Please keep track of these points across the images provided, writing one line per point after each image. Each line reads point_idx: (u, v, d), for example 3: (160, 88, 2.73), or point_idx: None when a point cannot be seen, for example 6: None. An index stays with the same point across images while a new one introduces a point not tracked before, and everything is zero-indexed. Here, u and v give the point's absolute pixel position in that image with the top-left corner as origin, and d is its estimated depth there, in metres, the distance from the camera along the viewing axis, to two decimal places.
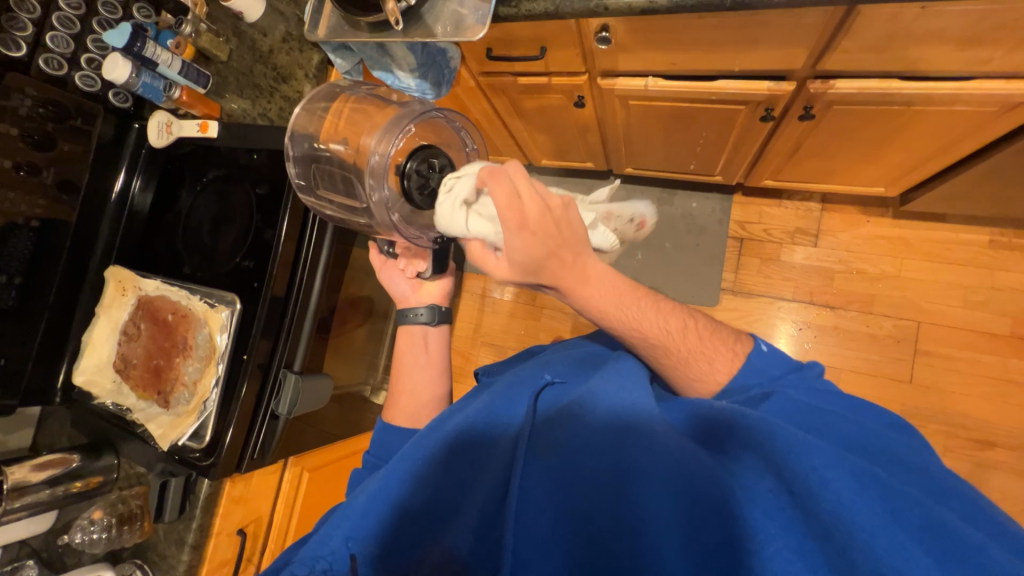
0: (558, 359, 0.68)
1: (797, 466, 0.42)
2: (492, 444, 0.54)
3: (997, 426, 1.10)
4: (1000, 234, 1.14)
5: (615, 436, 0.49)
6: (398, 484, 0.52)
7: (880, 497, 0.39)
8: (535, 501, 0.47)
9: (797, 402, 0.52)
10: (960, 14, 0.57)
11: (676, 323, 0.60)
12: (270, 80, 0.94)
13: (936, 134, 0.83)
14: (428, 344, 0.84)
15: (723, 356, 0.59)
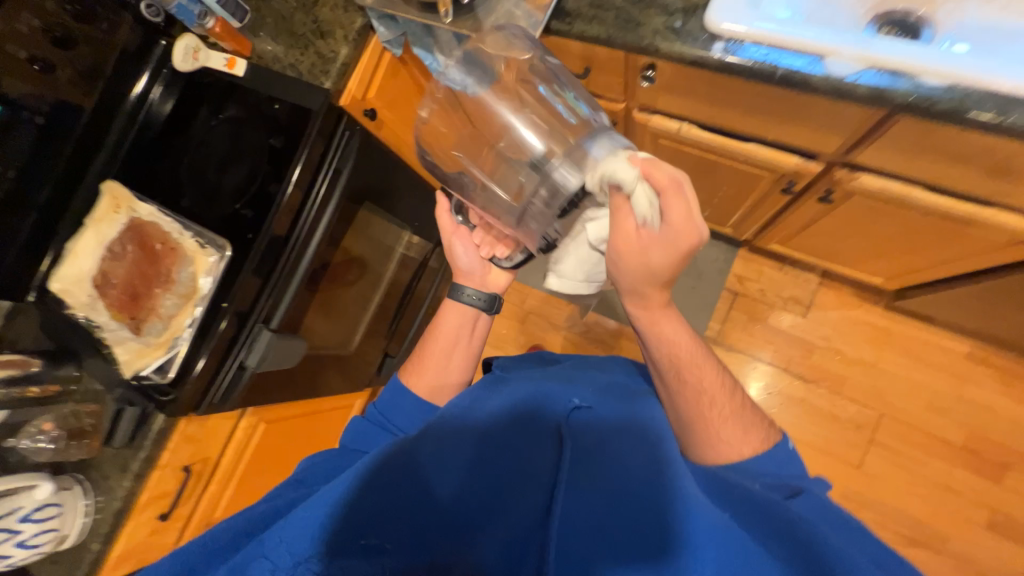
0: (585, 390, 0.72)
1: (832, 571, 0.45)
2: (522, 462, 0.59)
3: (925, 528, 1.14)
4: (979, 349, 1.17)
5: (642, 490, 0.54)
6: (428, 477, 0.55)
7: None
8: (562, 528, 0.52)
9: (810, 507, 0.56)
10: (994, 146, 0.58)
11: (718, 386, 0.68)
12: (308, 32, 0.89)
13: (943, 246, 0.84)
14: (475, 325, 0.87)
15: (753, 434, 0.66)
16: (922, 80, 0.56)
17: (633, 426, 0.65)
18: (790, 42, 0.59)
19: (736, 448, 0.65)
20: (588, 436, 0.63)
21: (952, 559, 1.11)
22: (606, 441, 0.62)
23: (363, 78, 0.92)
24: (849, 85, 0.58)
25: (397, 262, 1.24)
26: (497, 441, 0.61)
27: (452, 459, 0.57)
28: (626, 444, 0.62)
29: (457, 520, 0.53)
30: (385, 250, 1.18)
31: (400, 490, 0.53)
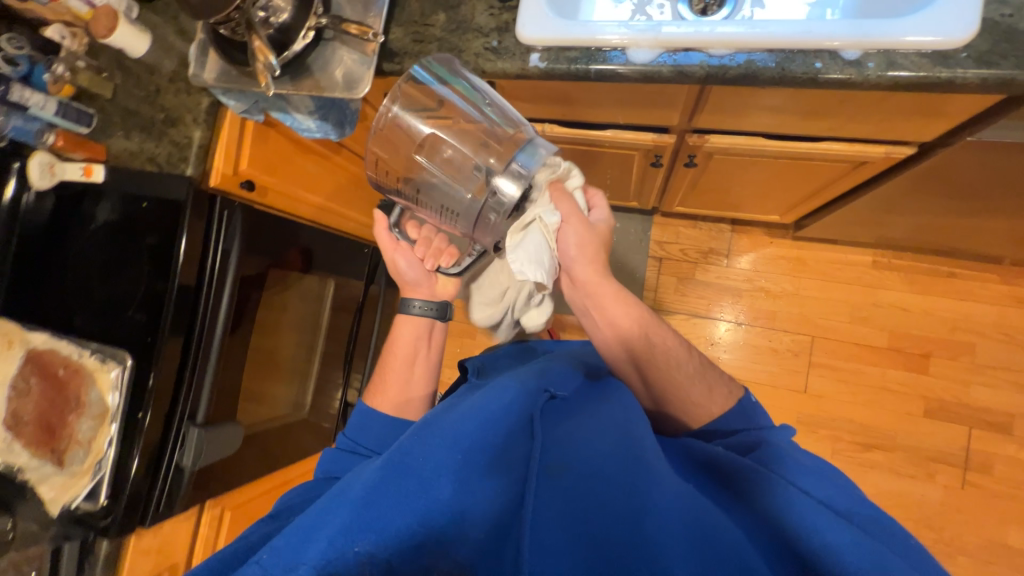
0: (561, 372, 0.66)
1: (814, 539, 0.44)
2: (505, 453, 0.50)
3: (876, 430, 1.21)
4: (881, 255, 1.25)
5: (630, 467, 0.50)
6: (398, 483, 0.44)
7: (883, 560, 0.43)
8: (558, 518, 0.45)
9: (785, 459, 0.56)
10: (797, 94, 0.62)
11: (678, 356, 0.71)
12: (160, 122, 0.89)
13: (807, 178, 0.90)
14: (431, 339, 0.85)
15: (719, 392, 0.70)
16: (713, 52, 0.59)
17: (610, 403, 0.61)
18: (592, 41, 0.63)
19: (705, 408, 0.68)
20: (565, 421, 0.56)
21: (904, 453, 1.19)
22: (585, 421, 0.56)
23: (227, 149, 0.91)
24: (653, 69, 0.61)
25: (330, 309, 1.24)
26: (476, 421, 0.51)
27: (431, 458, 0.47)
28: (606, 423, 0.56)
29: (442, 518, 0.43)
30: (313, 299, 1.19)
31: (375, 502, 0.43)
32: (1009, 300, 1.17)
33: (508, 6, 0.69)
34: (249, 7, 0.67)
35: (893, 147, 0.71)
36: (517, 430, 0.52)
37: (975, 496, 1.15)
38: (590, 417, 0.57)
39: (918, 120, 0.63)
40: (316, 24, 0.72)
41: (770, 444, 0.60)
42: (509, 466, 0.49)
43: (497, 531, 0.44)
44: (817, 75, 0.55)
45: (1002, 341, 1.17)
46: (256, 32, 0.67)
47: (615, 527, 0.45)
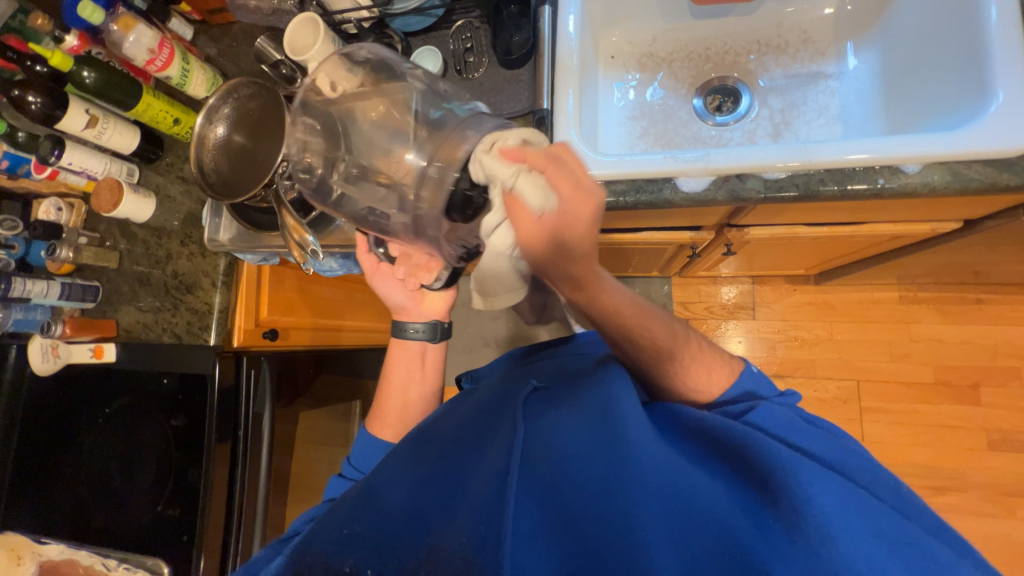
0: (549, 364, 0.68)
1: (784, 482, 0.43)
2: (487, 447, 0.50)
3: (943, 471, 1.18)
4: (906, 289, 1.26)
5: (607, 448, 0.47)
6: (380, 493, 0.49)
7: (862, 511, 0.41)
8: (530, 508, 0.43)
9: (778, 416, 0.53)
10: (848, 203, 0.62)
11: (679, 337, 0.60)
12: (173, 288, 0.83)
13: (844, 248, 0.89)
14: (425, 359, 0.77)
15: (720, 370, 0.61)
16: (769, 174, 0.59)
17: (596, 378, 0.58)
18: (639, 173, 0.61)
19: (703, 391, 0.60)
20: (545, 405, 0.54)
21: (979, 492, 1.15)
22: (568, 402, 0.54)
23: (248, 307, 0.87)
24: (707, 195, 0.61)
25: (356, 424, 1.15)
26: (459, 431, 0.56)
27: (426, 465, 0.52)
28: (591, 397, 0.54)
29: (399, 524, 0.45)
30: (337, 418, 1.10)
31: (361, 511, 0.47)
32: None
33: None
34: (277, 181, 0.63)
35: (940, 225, 0.72)
36: (499, 422, 0.53)
37: None
38: (564, 397, 0.56)
39: (964, 208, 0.63)
40: None
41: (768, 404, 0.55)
42: (490, 458, 0.48)
43: (473, 519, 0.42)
44: (881, 188, 0.56)
45: None
46: (286, 210, 0.61)
47: (594, 504, 0.43)
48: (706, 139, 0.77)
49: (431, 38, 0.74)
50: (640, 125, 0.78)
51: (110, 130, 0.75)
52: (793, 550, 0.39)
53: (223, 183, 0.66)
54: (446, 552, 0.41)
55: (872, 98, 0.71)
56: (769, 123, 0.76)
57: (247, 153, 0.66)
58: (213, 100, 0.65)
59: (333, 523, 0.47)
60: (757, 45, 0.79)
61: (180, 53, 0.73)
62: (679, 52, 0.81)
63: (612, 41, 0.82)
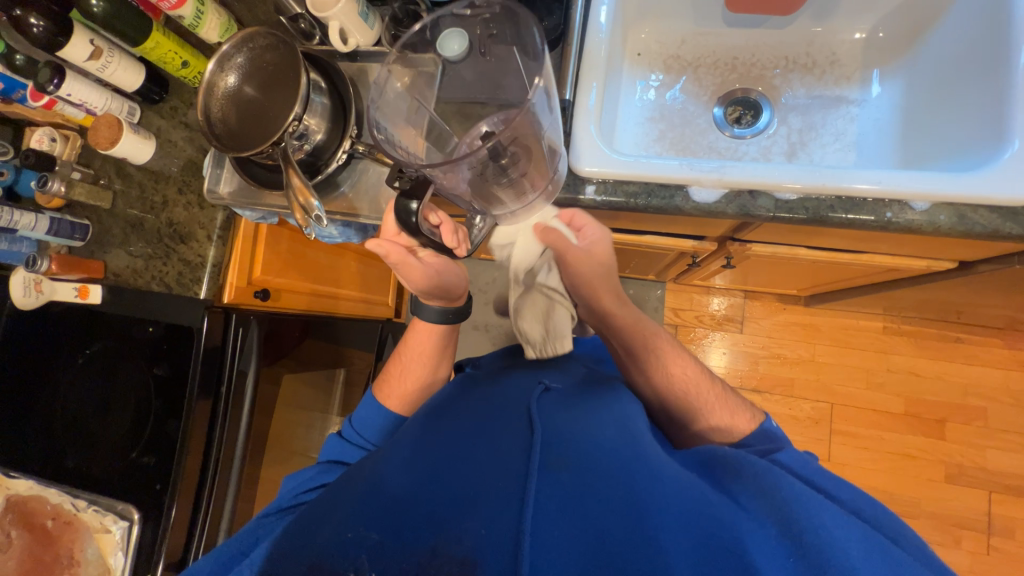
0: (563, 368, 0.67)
1: (804, 521, 0.43)
2: (500, 443, 0.49)
3: (901, 498, 1.22)
4: (891, 320, 1.29)
5: (627, 463, 0.46)
6: (387, 485, 0.46)
7: (882, 558, 0.41)
8: (548, 516, 0.41)
9: (801, 460, 0.53)
10: (853, 231, 0.63)
11: (699, 380, 0.65)
12: (166, 236, 0.81)
13: (840, 274, 0.91)
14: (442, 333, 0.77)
15: (742, 415, 0.62)
16: (781, 194, 0.59)
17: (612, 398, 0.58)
18: (654, 176, 0.61)
19: (724, 432, 0.61)
20: (561, 410, 0.53)
21: (932, 521, 1.20)
22: (585, 412, 0.54)
23: (242, 265, 0.85)
24: (718, 208, 0.61)
25: (341, 392, 1.15)
26: (468, 422, 0.54)
27: (434, 454, 0.50)
28: (609, 415, 0.54)
29: (409, 520, 0.43)
30: (319, 386, 1.10)
31: (367, 507, 0.45)
32: (1012, 364, 1.23)
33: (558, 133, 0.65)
34: (286, 140, 0.62)
35: (936, 263, 0.73)
36: (513, 420, 0.52)
37: (1002, 563, 1.17)
38: (582, 407, 0.55)
39: (965, 250, 0.65)
40: (351, 148, 0.69)
41: (789, 447, 0.55)
42: (503, 456, 0.47)
43: (486, 524, 0.41)
44: (888, 223, 0.57)
45: (1009, 403, 1.23)
46: (292, 171, 0.59)
47: (614, 520, 0.41)
48: (721, 150, 0.77)
49: None
50: (658, 128, 0.78)
51: (114, 65, 0.72)
52: None
53: (230, 136, 0.64)
54: (452, 555, 0.40)
55: (890, 129, 0.71)
56: (785, 142, 0.76)
57: (256, 107, 0.64)
58: (226, 48, 0.64)
59: (341, 518, 0.45)
60: (784, 61, 0.78)
61: None
62: (706, 57, 0.80)
63: (640, 38, 0.80)
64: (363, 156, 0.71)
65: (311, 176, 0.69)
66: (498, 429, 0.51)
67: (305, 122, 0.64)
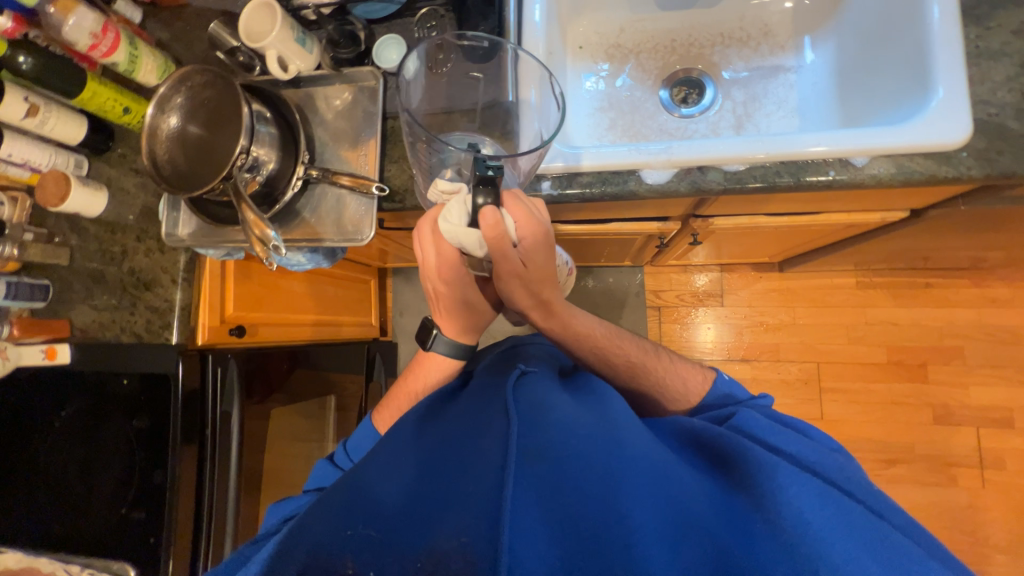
0: (541, 351, 0.67)
1: (767, 486, 0.44)
2: (478, 435, 0.48)
3: (894, 444, 1.26)
4: (863, 275, 1.32)
5: (604, 442, 0.46)
6: (373, 487, 0.45)
7: (837, 512, 0.42)
8: (529, 500, 0.40)
9: (758, 419, 0.55)
10: (806, 193, 0.64)
11: (651, 356, 0.71)
12: (130, 286, 0.80)
13: (803, 236, 0.93)
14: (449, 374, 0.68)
15: (697, 378, 0.69)
16: (728, 166, 0.61)
17: (587, 386, 0.59)
18: (605, 165, 0.62)
19: (682, 399, 0.67)
20: (540, 393, 0.53)
21: (927, 463, 1.24)
22: (563, 394, 0.53)
23: (212, 304, 0.85)
24: (671, 187, 0.63)
25: (335, 418, 1.14)
26: (448, 419, 0.53)
27: (417, 454, 0.48)
28: (586, 401, 0.54)
29: (393, 514, 0.42)
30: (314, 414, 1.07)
31: (351, 507, 0.43)
32: (980, 302, 1.27)
33: (507, 134, 0.68)
34: (236, 174, 0.61)
35: (890, 214, 0.75)
36: (490, 408, 0.51)
37: (997, 494, 1.21)
38: (562, 391, 0.55)
39: (913, 197, 0.67)
40: (306, 173, 0.68)
41: (746, 410, 0.58)
42: (481, 446, 0.46)
43: (471, 517, 0.39)
44: (833, 180, 0.59)
45: (984, 339, 1.27)
46: (246, 205, 0.59)
47: (592, 500, 0.41)
48: (672, 131, 0.78)
49: (395, 26, 0.74)
50: (608, 117, 0.79)
51: (52, 118, 0.71)
52: (776, 552, 0.39)
53: (179, 177, 0.64)
54: (447, 553, 0.38)
55: (826, 90, 0.74)
56: (732, 115, 0.77)
57: (205, 146, 0.64)
58: (164, 89, 0.63)
59: (329, 520, 0.42)
60: (722, 37, 0.80)
61: (126, 38, 0.69)
62: (646, 43, 0.82)
63: (580, 32, 0.81)
64: (319, 180, 0.71)
65: (270, 207, 0.69)
66: (477, 419, 0.50)
67: (254, 153, 0.64)
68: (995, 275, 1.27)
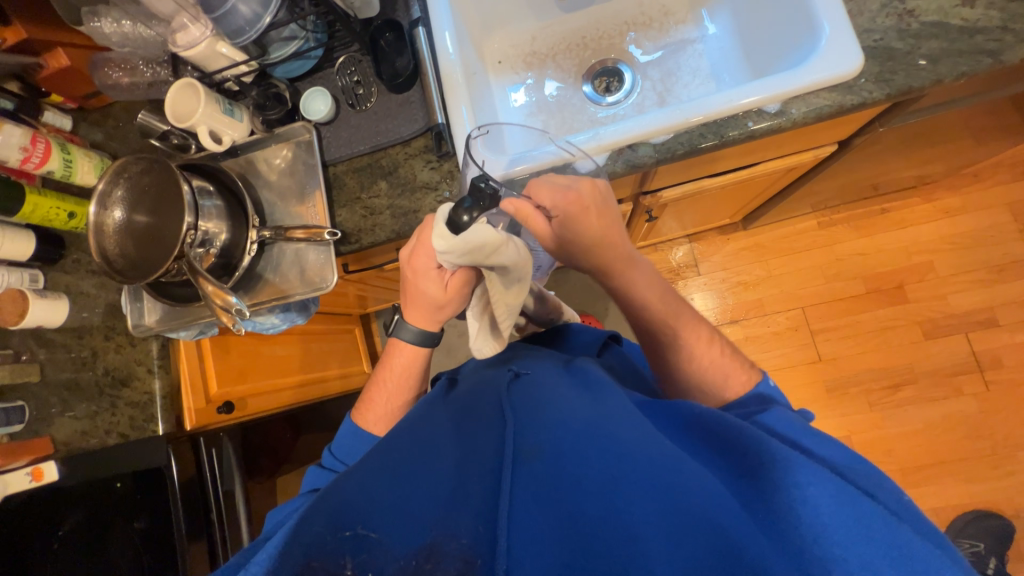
0: (534, 356, 0.64)
1: (779, 478, 0.41)
2: (478, 437, 0.48)
3: (894, 369, 1.27)
4: (822, 215, 1.36)
5: (601, 441, 0.44)
6: (370, 485, 0.44)
7: (858, 509, 0.38)
8: (524, 506, 0.40)
9: (788, 420, 0.50)
10: (735, 148, 0.67)
11: (701, 340, 0.64)
12: (105, 387, 0.79)
13: (752, 190, 0.97)
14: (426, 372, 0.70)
15: (740, 377, 0.61)
16: (656, 139, 0.64)
17: (586, 380, 0.57)
18: (541, 165, 0.65)
19: (719, 390, 0.61)
20: (537, 398, 0.51)
21: (929, 379, 1.26)
22: (560, 397, 0.51)
23: (194, 385, 0.83)
24: (608, 170, 0.65)
25: None
26: (444, 425, 0.53)
27: (411, 453, 0.48)
28: (583, 398, 0.52)
29: (389, 515, 0.41)
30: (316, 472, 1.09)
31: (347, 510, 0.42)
32: (936, 215, 1.32)
33: (445, 155, 0.70)
34: (188, 251, 0.62)
35: (820, 150, 0.79)
36: (488, 415, 0.51)
37: (1003, 394, 1.23)
38: (559, 391, 0.53)
39: (834, 130, 0.70)
40: (259, 236, 0.69)
41: (778, 408, 0.53)
42: (478, 455, 0.46)
43: (471, 519, 0.40)
44: (753, 131, 0.62)
45: (950, 249, 1.31)
46: (203, 278, 0.60)
47: (588, 501, 0.40)
48: (602, 119, 0.82)
49: (317, 78, 0.76)
50: (540, 120, 0.82)
51: (2, 240, 0.71)
52: (775, 548, 0.37)
53: (132, 266, 0.64)
54: (451, 554, 0.37)
55: (733, 52, 0.78)
56: (654, 93, 0.81)
57: (152, 230, 0.64)
58: (102, 186, 0.64)
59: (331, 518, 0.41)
60: (627, 26, 0.85)
61: (57, 146, 0.70)
62: (559, 45, 0.86)
63: (495, 48, 0.85)
64: (274, 240, 0.72)
65: (230, 275, 0.70)
66: (473, 430, 0.50)
67: (203, 227, 0.65)
68: (941, 187, 1.33)
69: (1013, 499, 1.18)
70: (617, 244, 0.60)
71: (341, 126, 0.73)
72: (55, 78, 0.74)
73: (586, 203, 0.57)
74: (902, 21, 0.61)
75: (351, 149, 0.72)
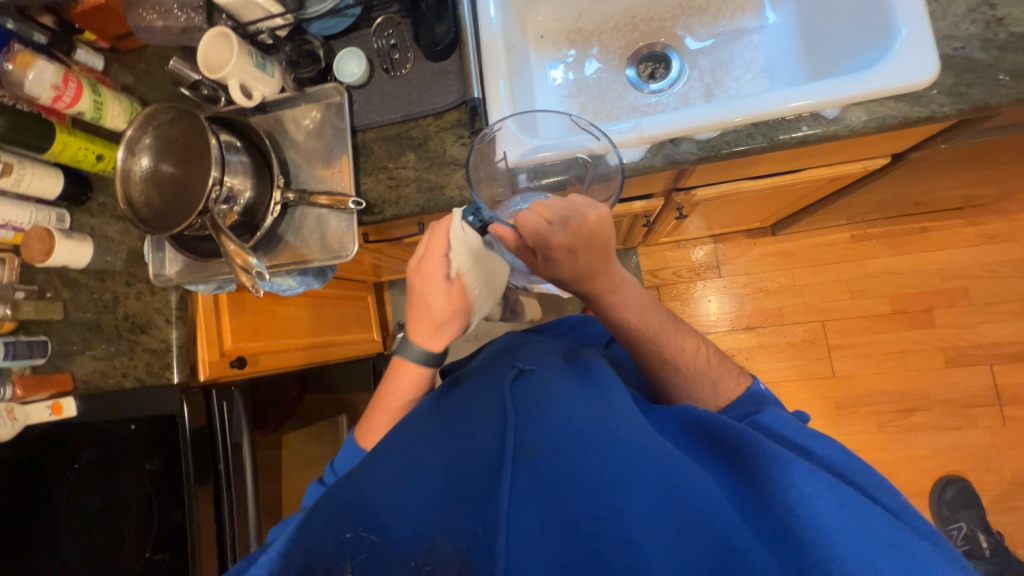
0: (535, 350, 0.63)
1: (775, 480, 0.39)
2: (475, 433, 0.48)
3: (909, 393, 1.25)
4: (857, 228, 1.31)
5: (599, 437, 0.44)
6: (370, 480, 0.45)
7: (860, 510, 0.36)
8: (523, 505, 0.40)
9: (786, 419, 0.48)
10: (783, 152, 0.64)
11: (688, 347, 0.61)
12: (124, 331, 0.79)
13: (789, 197, 0.93)
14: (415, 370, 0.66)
15: (729, 382, 0.59)
16: (700, 135, 0.60)
17: (586, 375, 0.56)
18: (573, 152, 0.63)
19: (710, 400, 0.58)
20: (537, 392, 0.51)
21: (945, 407, 1.23)
22: (560, 391, 0.51)
23: (209, 338, 0.85)
24: (645, 163, 0.62)
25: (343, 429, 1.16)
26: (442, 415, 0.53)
27: (404, 450, 0.48)
28: (583, 393, 0.51)
29: (391, 511, 0.42)
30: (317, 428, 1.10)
31: (348, 507, 0.43)
32: (980, 239, 1.26)
33: (477, 132, 0.67)
34: (212, 207, 0.62)
35: (871, 162, 0.75)
36: (488, 408, 0.51)
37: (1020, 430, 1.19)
38: (559, 385, 0.52)
39: (891, 142, 0.66)
40: (283, 198, 0.69)
41: (775, 408, 0.51)
42: (478, 449, 0.46)
43: (471, 521, 0.40)
44: (806, 136, 0.58)
45: (988, 276, 1.25)
46: (225, 236, 0.59)
47: (586, 500, 0.39)
48: (643, 108, 0.78)
49: (353, 39, 0.74)
50: (578, 102, 0.79)
51: (28, 176, 0.71)
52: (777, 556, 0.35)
53: (156, 216, 0.64)
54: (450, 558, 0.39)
55: (792, 47, 0.73)
56: (700, 85, 0.77)
57: (177, 182, 0.64)
58: (131, 132, 0.63)
59: (330, 519, 0.42)
60: (681, 8, 0.80)
61: (88, 86, 0.69)
62: (606, 24, 0.81)
63: (539, 20, 0.80)
64: (297, 203, 0.71)
65: (252, 234, 0.69)
66: (473, 421, 0.50)
67: (228, 183, 0.64)
68: (989, 211, 1.26)
69: (1012, 533, 1.16)
70: (604, 270, 0.56)
71: (373, 92, 0.71)
72: (90, 14, 0.71)
73: (587, 236, 0.52)
74: (989, 29, 0.56)
75: (381, 117, 0.70)
